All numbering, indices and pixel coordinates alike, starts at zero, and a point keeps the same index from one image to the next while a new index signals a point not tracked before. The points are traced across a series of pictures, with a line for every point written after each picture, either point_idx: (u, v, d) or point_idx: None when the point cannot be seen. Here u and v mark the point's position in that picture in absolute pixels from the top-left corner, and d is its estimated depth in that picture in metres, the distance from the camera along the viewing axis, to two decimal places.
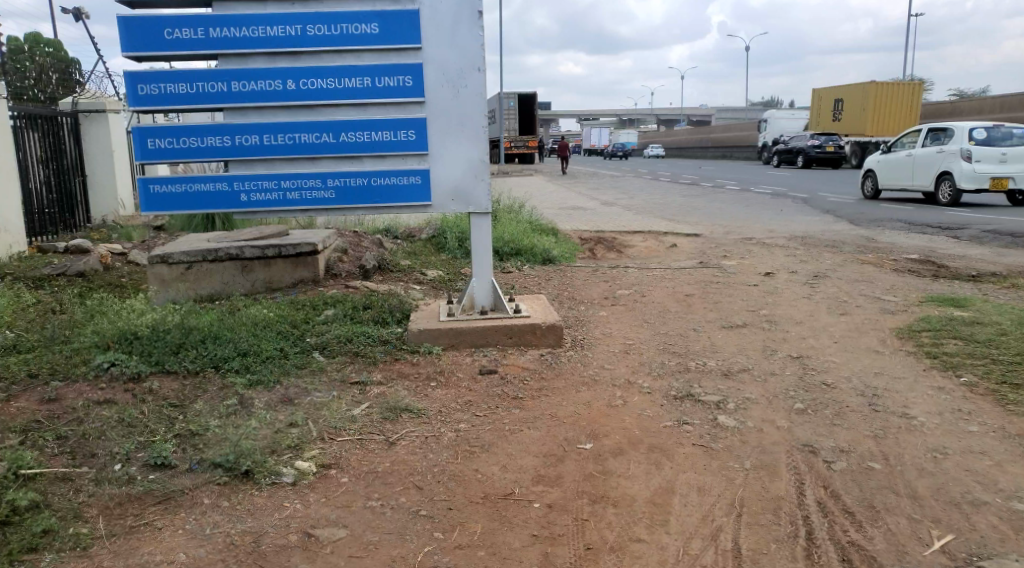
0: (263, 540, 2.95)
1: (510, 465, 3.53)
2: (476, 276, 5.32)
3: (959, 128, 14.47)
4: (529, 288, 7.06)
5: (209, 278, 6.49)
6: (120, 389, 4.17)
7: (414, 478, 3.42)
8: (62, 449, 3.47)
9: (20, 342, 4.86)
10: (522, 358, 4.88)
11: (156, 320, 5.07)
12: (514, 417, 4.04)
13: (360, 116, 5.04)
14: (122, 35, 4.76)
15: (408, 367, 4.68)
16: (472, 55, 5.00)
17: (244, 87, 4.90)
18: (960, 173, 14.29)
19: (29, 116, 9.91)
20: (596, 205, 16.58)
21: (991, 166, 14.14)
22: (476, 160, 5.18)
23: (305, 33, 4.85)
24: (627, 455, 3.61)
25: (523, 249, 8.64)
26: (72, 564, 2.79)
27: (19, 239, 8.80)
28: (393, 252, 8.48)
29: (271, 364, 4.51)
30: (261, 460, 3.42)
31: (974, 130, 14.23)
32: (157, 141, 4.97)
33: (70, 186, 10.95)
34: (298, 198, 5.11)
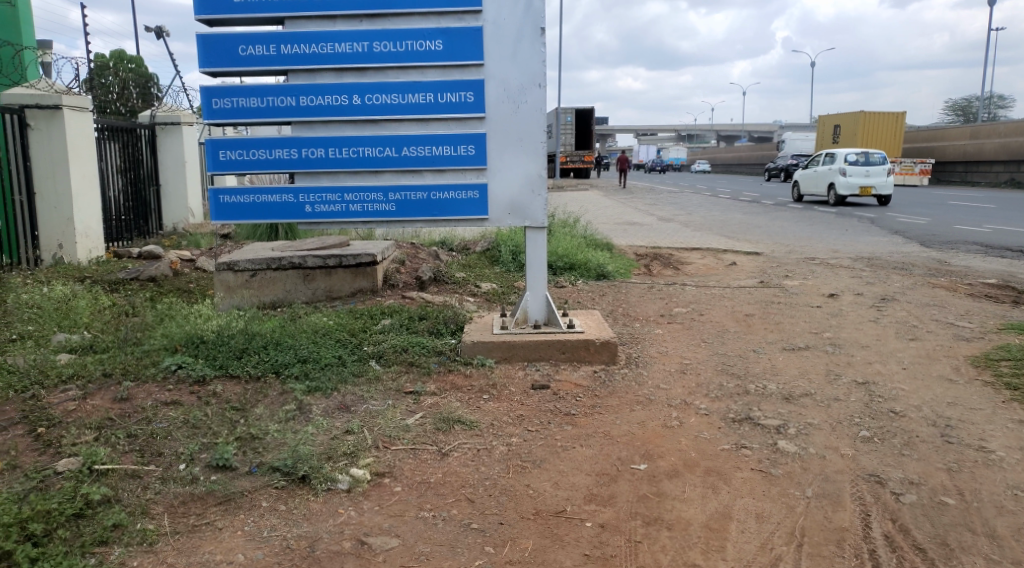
0: (318, 546, 3.00)
1: (563, 483, 3.50)
2: (530, 289, 5.34)
3: (840, 153, 19.96)
4: (583, 304, 7.02)
5: (272, 286, 6.66)
6: (186, 391, 4.31)
7: (466, 491, 3.43)
8: (132, 447, 3.59)
9: (97, 342, 5.08)
10: (575, 375, 4.85)
11: (221, 326, 5.22)
12: (566, 434, 4.01)
13: (422, 131, 5.12)
14: (199, 52, 4.95)
15: (461, 379, 4.71)
16: (534, 71, 5.03)
17: (311, 102, 5.04)
18: (840, 183, 19.61)
19: (110, 128, 10.40)
20: (653, 221, 16.49)
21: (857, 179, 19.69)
22: (534, 175, 5.19)
23: (372, 49, 4.97)
24: (683, 477, 3.54)
25: (577, 263, 8.63)
26: (138, 559, 2.88)
27: (98, 244, 9.20)
28: (449, 264, 8.56)
29: (329, 371, 4.58)
30: (318, 465, 3.47)
31: (848, 155, 19.82)
32: (228, 153, 5.14)
33: (145, 195, 11.41)
34: (360, 210, 5.20)
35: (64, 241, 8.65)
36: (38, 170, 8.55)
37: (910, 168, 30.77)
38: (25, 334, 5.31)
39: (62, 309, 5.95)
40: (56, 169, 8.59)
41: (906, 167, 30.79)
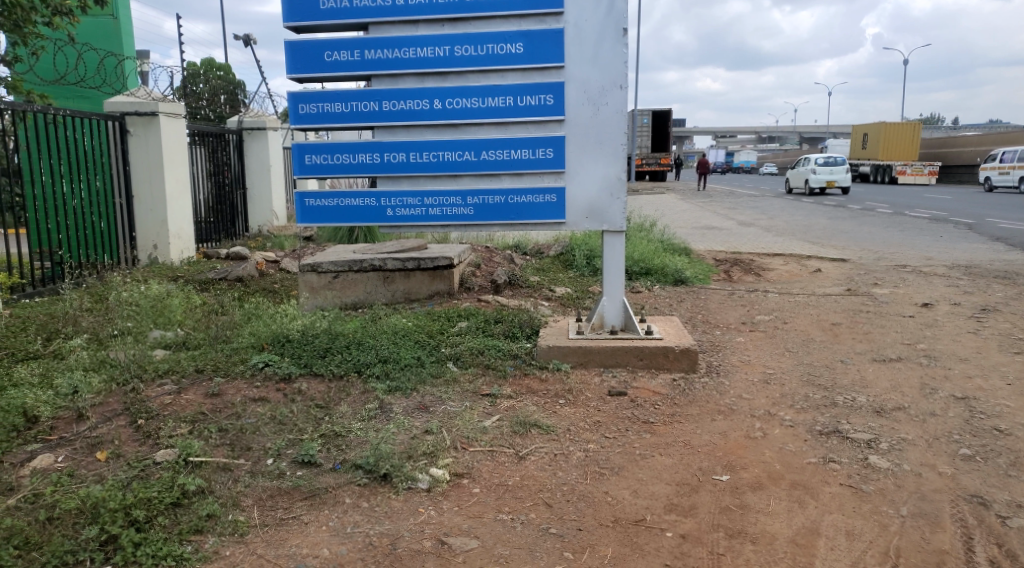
0: (400, 544, 3.05)
1: (642, 491, 3.46)
2: (606, 294, 5.29)
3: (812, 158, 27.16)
4: (660, 310, 6.93)
5: (354, 287, 6.84)
6: (272, 388, 4.46)
7: (544, 495, 3.43)
8: (224, 441, 3.74)
9: (189, 340, 5.31)
10: (653, 382, 4.78)
11: (306, 326, 5.39)
12: (646, 442, 3.97)
13: (502, 135, 5.16)
14: (288, 58, 5.12)
15: (537, 383, 4.72)
16: (615, 72, 5.00)
17: (394, 106, 5.15)
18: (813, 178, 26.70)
19: (200, 133, 10.87)
20: (733, 226, 16.11)
21: (825, 177, 26.87)
22: (613, 177, 5.15)
23: (453, 53, 5.04)
24: (767, 490, 3.45)
25: (654, 268, 8.53)
26: (231, 549, 2.99)
27: (188, 245, 9.63)
28: (524, 268, 8.62)
29: (409, 372, 4.66)
30: (399, 464, 3.53)
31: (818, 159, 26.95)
32: (314, 157, 5.29)
33: (232, 198, 11.89)
34: (439, 213, 5.28)
35: (159, 242, 9.11)
36: (136, 174, 9.03)
37: (921, 169, 34.91)
38: (124, 330, 5.60)
39: (159, 307, 6.24)
40: (151, 173, 9.04)
41: (915, 169, 34.92)
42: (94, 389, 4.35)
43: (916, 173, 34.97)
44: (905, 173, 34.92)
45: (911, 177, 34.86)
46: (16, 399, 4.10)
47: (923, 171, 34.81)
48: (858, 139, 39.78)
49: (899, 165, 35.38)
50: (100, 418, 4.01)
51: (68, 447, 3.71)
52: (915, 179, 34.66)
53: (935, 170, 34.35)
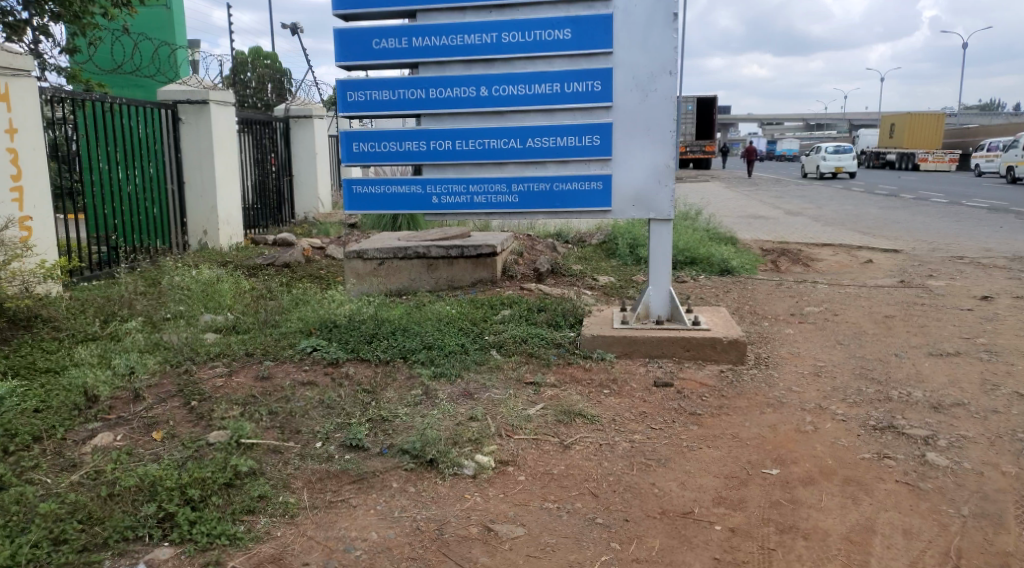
0: (447, 530, 3.07)
1: (689, 483, 3.43)
2: (653, 284, 5.23)
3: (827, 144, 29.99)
4: (706, 301, 6.83)
5: (398, 274, 6.89)
6: (321, 371, 4.53)
7: (589, 485, 3.42)
8: (274, 423, 3.81)
9: (240, 324, 5.42)
10: (700, 374, 4.73)
11: (353, 312, 5.47)
12: (693, 434, 3.92)
13: (548, 122, 5.13)
14: (336, 46, 5.16)
15: (581, 372, 4.70)
16: (665, 58, 4.92)
17: (441, 94, 5.15)
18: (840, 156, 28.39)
19: (247, 121, 11.04)
20: (780, 215, 15.78)
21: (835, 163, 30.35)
22: (662, 165, 5.08)
23: (501, 40, 5.02)
24: (819, 485, 3.39)
25: (699, 258, 8.44)
26: (282, 530, 3.05)
27: (237, 231, 9.81)
28: (566, 256, 8.60)
29: (453, 359, 4.68)
30: (445, 450, 3.55)
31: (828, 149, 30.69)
32: (361, 145, 5.33)
33: (278, 185, 12.07)
34: (484, 201, 5.27)
35: (208, 228, 9.30)
36: (188, 161, 9.23)
37: (941, 157, 37.04)
38: (177, 314, 5.74)
39: (210, 291, 6.38)
40: (202, 160, 9.22)
41: (936, 155, 37.24)
42: (150, 370, 4.47)
43: (936, 160, 37.14)
44: (927, 160, 37.17)
45: (933, 163, 37.01)
46: (77, 378, 4.24)
47: (944, 160, 37.24)
48: (887, 126, 41.63)
49: (921, 152, 37.60)
50: (155, 399, 4.12)
51: (126, 426, 3.82)
52: (933, 167, 37.31)
53: (955, 156, 36.85)
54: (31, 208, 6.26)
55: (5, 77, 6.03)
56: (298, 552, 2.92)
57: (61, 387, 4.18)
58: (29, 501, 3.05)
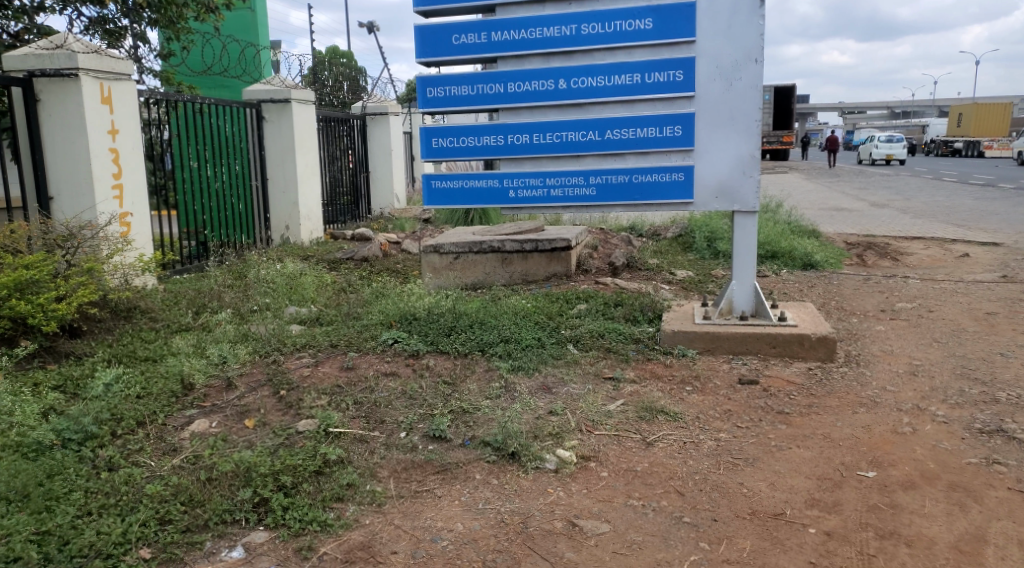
0: (531, 523, 3.06)
1: (780, 484, 3.32)
2: (736, 278, 5.08)
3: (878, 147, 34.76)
4: (790, 296, 6.61)
5: (474, 268, 6.93)
6: (401, 363, 4.59)
7: (675, 483, 3.36)
8: (359, 413, 3.89)
9: (323, 316, 5.55)
10: (786, 371, 4.58)
11: (432, 305, 5.53)
12: (781, 433, 3.80)
13: (627, 114, 5.05)
14: (416, 42, 5.18)
15: (662, 368, 4.62)
16: (750, 45, 4.78)
17: (519, 88, 5.14)
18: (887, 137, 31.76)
19: (327, 119, 11.29)
20: (865, 207, 15.12)
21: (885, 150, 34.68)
22: (746, 156, 4.94)
23: (580, 32, 4.97)
24: (921, 490, 3.24)
25: (781, 252, 8.18)
26: (370, 518, 3.10)
27: (316, 226, 10.08)
28: (642, 250, 8.47)
29: (531, 353, 4.67)
30: (527, 443, 3.55)
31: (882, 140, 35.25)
32: (440, 141, 5.35)
33: (355, 181, 12.32)
34: (561, 194, 5.24)
35: (291, 223, 9.57)
36: (271, 158, 9.52)
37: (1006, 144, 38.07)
38: (263, 306, 5.93)
39: (293, 284, 6.56)
40: (285, 157, 9.50)
41: (1001, 144, 39.07)
42: (241, 359, 4.64)
43: (1000, 146, 39.07)
44: (992, 147, 39.40)
45: (996, 151, 39.25)
46: (175, 367, 4.44)
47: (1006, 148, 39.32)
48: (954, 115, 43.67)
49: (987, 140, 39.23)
50: (247, 388, 4.27)
51: (220, 413, 3.97)
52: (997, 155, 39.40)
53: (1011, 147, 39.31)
54: (131, 204, 6.57)
55: (108, 81, 6.34)
56: (386, 540, 2.97)
57: (160, 374, 4.38)
58: (136, 483, 3.22)
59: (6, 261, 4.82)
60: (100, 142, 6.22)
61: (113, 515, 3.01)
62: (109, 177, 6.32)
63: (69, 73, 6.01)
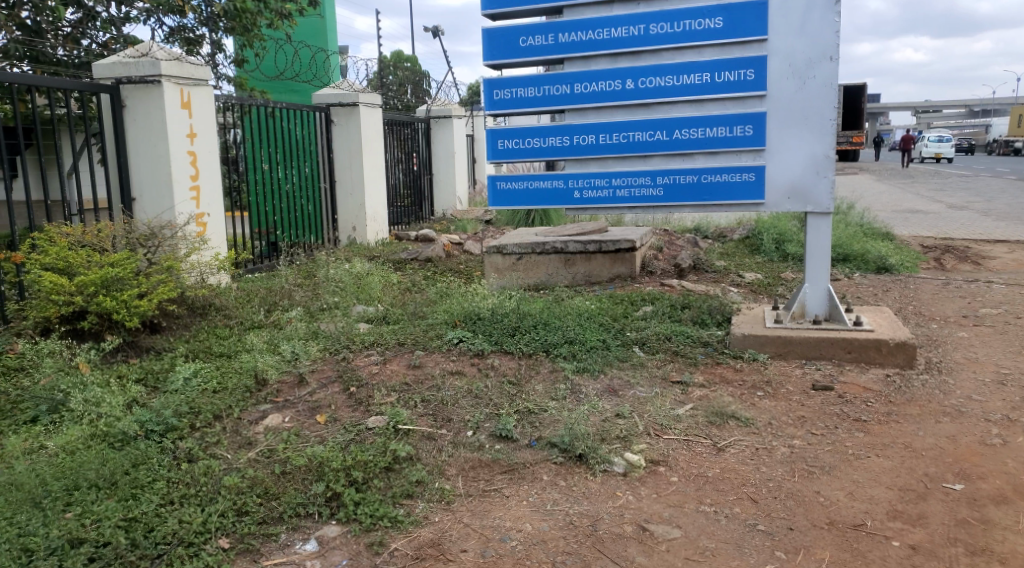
0: (601, 526, 3.03)
1: (859, 494, 3.21)
2: (809, 281, 4.93)
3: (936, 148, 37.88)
4: (864, 300, 6.38)
5: (537, 269, 6.92)
6: (467, 362, 4.61)
7: (747, 489, 3.28)
8: (427, 411, 3.92)
9: (389, 315, 5.62)
10: (863, 378, 4.42)
11: (496, 305, 5.54)
12: (859, 441, 3.68)
13: (696, 113, 4.95)
14: (483, 45, 5.20)
15: (732, 372, 4.52)
16: (826, 42, 4.64)
17: (586, 88, 5.11)
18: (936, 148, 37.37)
19: (392, 122, 11.44)
20: (941, 209, 14.53)
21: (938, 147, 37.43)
22: (821, 155, 4.79)
23: (648, 32, 4.91)
24: (1014, 505, 3.09)
25: (853, 254, 7.92)
26: (438, 515, 3.13)
27: (381, 227, 10.23)
28: (708, 252, 8.32)
29: (596, 354, 4.64)
30: (595, 446, 3.52)
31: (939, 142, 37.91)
32: (505, 142, 5.36)
33: (419, 183, 12.46)
34: (627, 195, 5.18)
35: (357, 224, 9.75)
36: (339, 160, 9.70)
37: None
38: (332, 305, 6.05)
39: (360, 284, 6.67)
40: (352, 160, 9.67)
41: None
42: (312, 356, 4.73)
43: None
44: None
45: None
46: (249, 362, 4.56)
47: None
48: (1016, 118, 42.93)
49: None
50: (318, 384, 4.36)
51: (292, 408, 4.06)
52: None
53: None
54: (207, 205, 6.79)
55: (188, 87, 6.56)
56: (455, 538, 2.98)
57: (235, 370, 4.51)
58: (215, 474, 3.32)
59: (93, 259, 5.04)
60: (179, 146, 6.44)
61: (194, 504, 3.10)
62: (187, 178, 6.53)
63: (152, 80, 6.24)
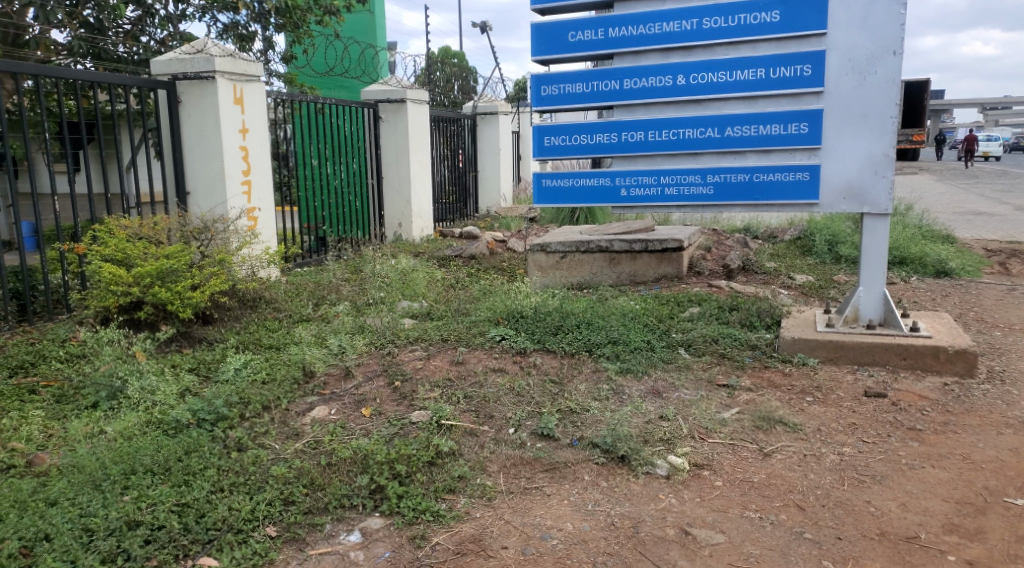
0: (642, 528, 3.00)
1: (912, 505, 3.12)
2: (863, 284, 4.80)
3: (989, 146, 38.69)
4: (921, 305, 6.19)
5: (581, 268, 6.88)
6: (509, 359, 4.62)
7: (794, 496, 3.21)
8: (469, 407, 3.93)
9: (433, 311, 5.66)
10: (919, 386, 4.29)
11: (539, 303, 5.53)
12: (913, 450, 3.57)
13: (748, 110, 4.87)
14: (532, 40, 5.19)
15: (780, 377, 4.43)
16: (888, 37, 4.51)
17: (636, 84, 5.05)
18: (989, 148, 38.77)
19: (439, 118, 11.50)
20: (1006, 211, 14.02)
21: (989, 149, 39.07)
22: (879, 155, 4.66)
23: (702, 26, 4.83)
24: None
25: (910, 258, 7.70)
26: (480, 511, 3.14)
27: (426, 224, 10.31)
28: (758, 253, 8.17)
29: (640, 355, 4.59)
30: (637, 448, 3.49)
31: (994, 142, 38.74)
32: (552, 139, 5.33)
33: (464, 180, 12.52)
34: (676, 193, 5.12)
35: (403, 220, 9.84)
36: (387, 157, 9.80)
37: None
38: (377, 300, 6.12)
39: (406, 280, 6.72)
40: (399, 156, 9.76)
41: None
42: (358, 350, 4.79)
43: None
44: None
45: None
46: (297, 355, 4.63)
47: None
48: None
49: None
50: (363, 377, 4.41)
51: (338, 401, 4.12)
52: None
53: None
54: (258, 200, 6.93)
55: (241, 83, 6.70)
56: (496, 535, 2.98)
57: (284, 362, 4.59)
58: (264, 463, 3.39)
59: (149, 251, 5.19)
60: (232, 141, 6.58)
61: (243, 492, 3.17)
62: (239, 173, 6.67)
63: (207, 76, 6.39)
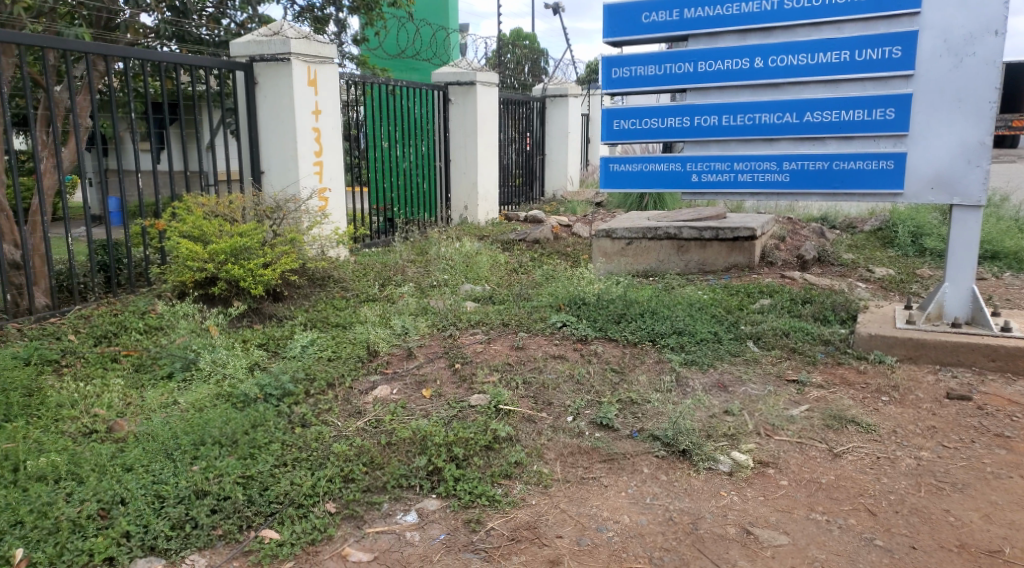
0: (702, 525, 2.92)
1: (996, 517, 2.93)
2: (950, 279, 4.54)
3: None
4: (1013, 303, 5.83)
5: (647, 255, 6.75)
6: (570, 346, 4.56)
7: (865, 500, 3.06)
8: (528, 393, 3.89)
9: (495, 295, 5.64)
10: (1008, 390, 4.04)
11: (603, 290, 5.45)
12: (999, 459, 3.36)
13: (831, 94, 4.65)
14: (604, 22, 5.08)
15: (854, 375, 4.23)
16: (988, 16, 4.20)
17: (710, 67, 4.89)
18: None
19: (508, 101, 11.44)
20: None
21: None
22: (974, 142, 4.37)
23: (783, 6, 4.62)
24: None
25: (1003, 252, 7.27)
26: (535, 498, 3.10)
27: (492, 207, 10.30)
28: (835, 244, 7.85)
29: (705, 347, 4.47)
30: (699, 443, 3.39)
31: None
32: (621, 123, 5.22)
33: (531, 164, 12.45)
34: (750, 180, 4.95)
35: (469, 203, 9.87)
36: (455, 139, 9.81)
37: None
38: (441, 282, 6.14)
39: (470, 263, 6.72)
40: (468, 139, 9.75)
41: None
42: (420, 332, 4.81)
43: None
44: None
45: None
46: (362, 335, 4.69)
47: None
48: None
49: None
50: (425, 358, 4.43)
51: (399, 381, 4.14)
52: None
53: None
54: (329, 180, 7.03)
55: (315, 65, 6.78)
56: (551, 523, 2.95)
57: (349, 341, 4.65)
58: (326, 440, 3.43)
59: (224, 228, 5.32)
60: (304, 122, 6.67)
61: (305, 467, 3.22)
62: (311, 154, 6.78)
63: (282, 58, 6.50)
